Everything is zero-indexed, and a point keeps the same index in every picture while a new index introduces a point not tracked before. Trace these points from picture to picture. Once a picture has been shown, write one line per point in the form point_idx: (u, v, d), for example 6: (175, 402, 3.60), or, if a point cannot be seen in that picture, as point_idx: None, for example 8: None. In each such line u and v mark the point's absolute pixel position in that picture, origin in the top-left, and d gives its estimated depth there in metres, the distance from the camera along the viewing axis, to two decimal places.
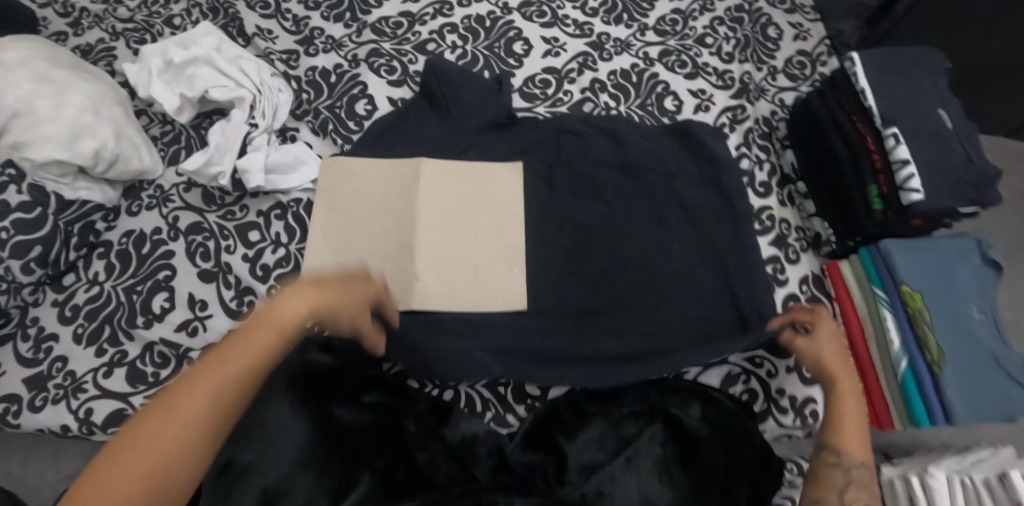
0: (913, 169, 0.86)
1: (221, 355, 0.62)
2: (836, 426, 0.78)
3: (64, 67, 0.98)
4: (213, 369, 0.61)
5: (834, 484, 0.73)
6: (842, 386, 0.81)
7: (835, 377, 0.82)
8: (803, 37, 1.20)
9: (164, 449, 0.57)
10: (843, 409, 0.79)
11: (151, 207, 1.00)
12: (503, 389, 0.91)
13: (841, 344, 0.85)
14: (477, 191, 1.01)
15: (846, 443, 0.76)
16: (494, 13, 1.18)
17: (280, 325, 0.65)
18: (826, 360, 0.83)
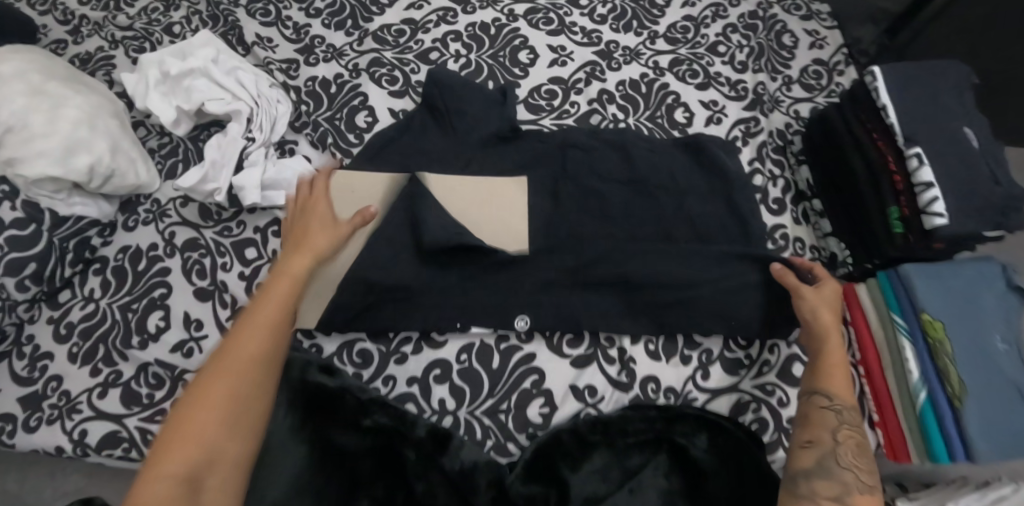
0: (936, 192, 0.82)
1: (244, 326, 0.72)
2: (828, 371, 0.80)
3: (60, 79, 0.96)
4: (237, 351, 0.70)
5: (827, 426, 0.76)
6: (833, 332, 0.82)
7: (828, 324, 0.83)
8: (819, 45, 1.17)
9: (214, 434, 0.66)
10: (835, 355, 0.81)
11: (147, 223, 0.98)
12: (503, 416, 0.86)
13: (832, 294, 0.85)
14: (480, 206, 0.97)
15: (838, 387, 0.79)
16: (500, 20, 1.15)
17: (282, 298, 0.74)
18: (819, 309, 0.83)
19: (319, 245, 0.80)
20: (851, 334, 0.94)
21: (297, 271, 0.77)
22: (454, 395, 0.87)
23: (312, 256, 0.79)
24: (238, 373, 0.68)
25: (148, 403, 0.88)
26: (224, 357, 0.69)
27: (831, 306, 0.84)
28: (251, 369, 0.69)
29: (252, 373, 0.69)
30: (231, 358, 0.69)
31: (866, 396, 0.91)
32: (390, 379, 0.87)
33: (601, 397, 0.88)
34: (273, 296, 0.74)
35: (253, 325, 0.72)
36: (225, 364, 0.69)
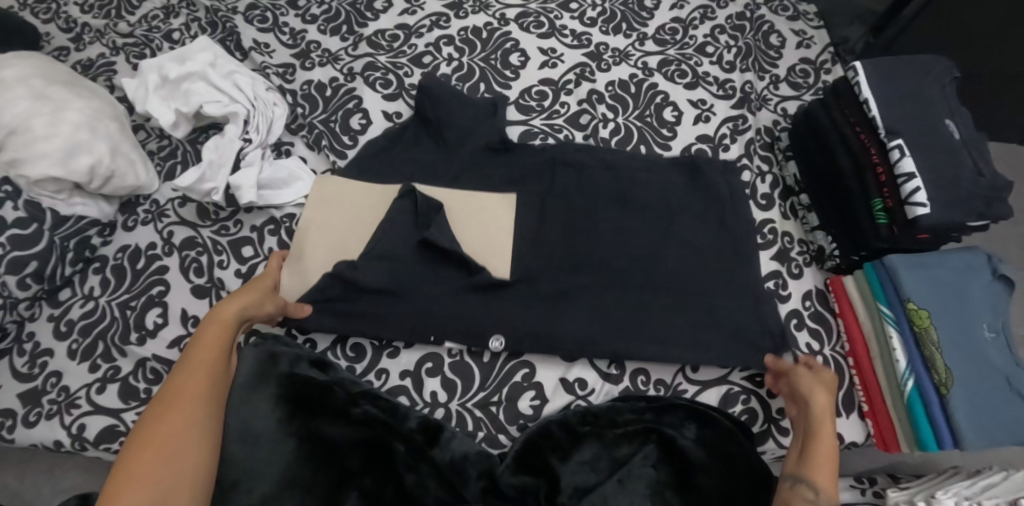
0: (918, 183, 0.83)
1: (186, 361, 0.75)
2: (818, 459, 0.74)
3: (62, 84, 0.99)
4: (182, 399, 0.71)
5: None
6: (826, 419, 0.77)
7: (823, 407, 0.78)
8: (806, 45, 1.21)
9: (166, 455, 0.67)
10: (824, 440, 0.75)
11: (146, 222, 1.01)
12: (495, 408, 0.86)
13: (830, 388, 0.81)
14: (465, 217, 0.97)
15: (827, 478, 0.72)
16: (492, 25, 1.18)
17: (218, 345, 0.77)
18: (816, 388, 0.80)
19: (256, 293, 0.83)
20: (840, 326, 0.94)
21: (231, 317, 0.80)
22: (446, 388, 0.87)
23: (247, 298, 0.81)
24: (186, 422, 0.70)
25: (145, 397, 0.89)
26: (168, 408, 0.70)
27: (828, 387, 0.81)
28: (197, 414, 0.71)
29: (199, 420, 0.71)
30: (177, 408, 0.71)
31: (855, 387, 0.91)
32: (383, 372, 0.88)
33: (592, 389, 0.88)
34: (208, 344, 0.77)
35: (194, 375, 0.74)
36: (170, 414, 0.70)
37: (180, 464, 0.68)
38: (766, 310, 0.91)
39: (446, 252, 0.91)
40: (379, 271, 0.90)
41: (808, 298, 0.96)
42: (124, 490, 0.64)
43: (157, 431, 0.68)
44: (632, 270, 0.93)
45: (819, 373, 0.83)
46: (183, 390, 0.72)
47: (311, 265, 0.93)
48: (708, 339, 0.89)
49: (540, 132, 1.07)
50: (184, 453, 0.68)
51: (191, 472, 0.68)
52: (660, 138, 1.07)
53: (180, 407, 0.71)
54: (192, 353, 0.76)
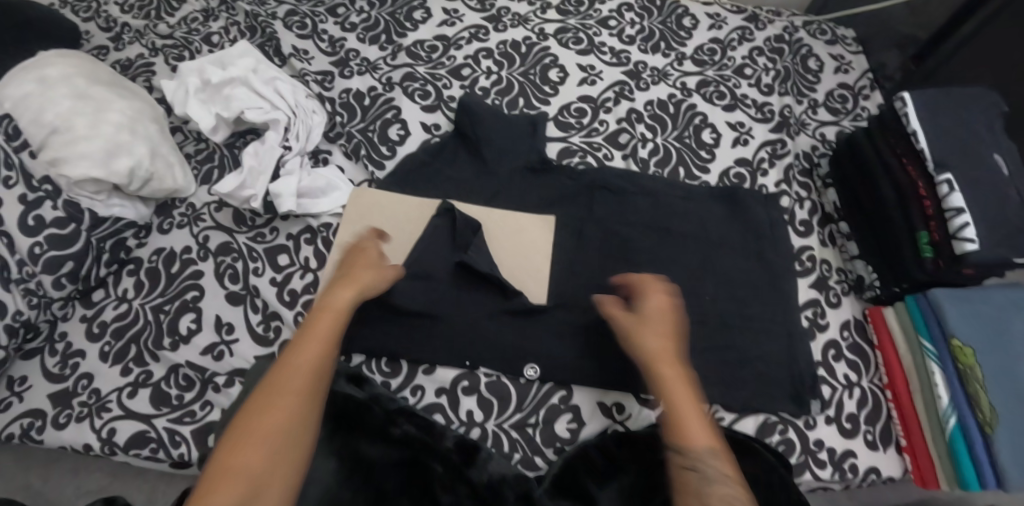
0: (967, 218, 0.82)
1: (295, 351, 0.73)
2: (672, 413, 0.72)
3: (104, 85, 0.99)
4: (285, 388, 0.70)
5: (689, 488, 0.67)
6: (660, 365, 0.76)
7: (658, 355, 0.76)
8: (844, 70, 1.20)
9: (265, 450, 0.65)
10: (666, 392, 0.73)
11: (182, 226, 1.00)
12: (531, 430, 0.84)
13: (654, 326, 0.79)
14: (502, 238, 0.96)
15: (688, 431, 0.70)
16: (531, 39, 1.18)
17: (327, 335, 0.76)
18: (644, 338, 0.78)
19: (367, 280, 0.82)
20: (878, 358, 0.94)
21: (343, 306, 0.79)
22: (482, 407, 0.85)
23: (358, 289, 0.81)
24: (285, 413, 0.68)
25: (177, 404, 0.88)
26: (272, 395, 0.69)
27: (653, 329, 0.79)
28: (297, 405, 0.69)
29: (299, 410, 0.69)
30: (279, 396, 0.69)
31: (893, 420, 0.90)
32: (419, 388, 0.86)
33: (630, 414, 0.86)
34: (317, 332, 0.76)
35: (298, 362, 0.72)
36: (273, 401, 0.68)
37: (278, 460, 0.66)
38: (800, 347, 0.92)
39: (483, 276, 0.90)
40: (415, 290, 0.90)
41: (846, 329, 0.95)
42: (220, 476, 0.63)
43: (261, 423, 0.67)
44: None
45: (641, 318, 0.80)
46: (289, 376, 0.71)
47: None
48: (743, 371, 0.89)
49: (579, 150, 1.06)
50: (278, 444, 0.67)
51: (283, 464, 0.66)
52: (698, 160, 1.07)
53: (282, 396, 0.69)
54: (300, 339, 0.75)
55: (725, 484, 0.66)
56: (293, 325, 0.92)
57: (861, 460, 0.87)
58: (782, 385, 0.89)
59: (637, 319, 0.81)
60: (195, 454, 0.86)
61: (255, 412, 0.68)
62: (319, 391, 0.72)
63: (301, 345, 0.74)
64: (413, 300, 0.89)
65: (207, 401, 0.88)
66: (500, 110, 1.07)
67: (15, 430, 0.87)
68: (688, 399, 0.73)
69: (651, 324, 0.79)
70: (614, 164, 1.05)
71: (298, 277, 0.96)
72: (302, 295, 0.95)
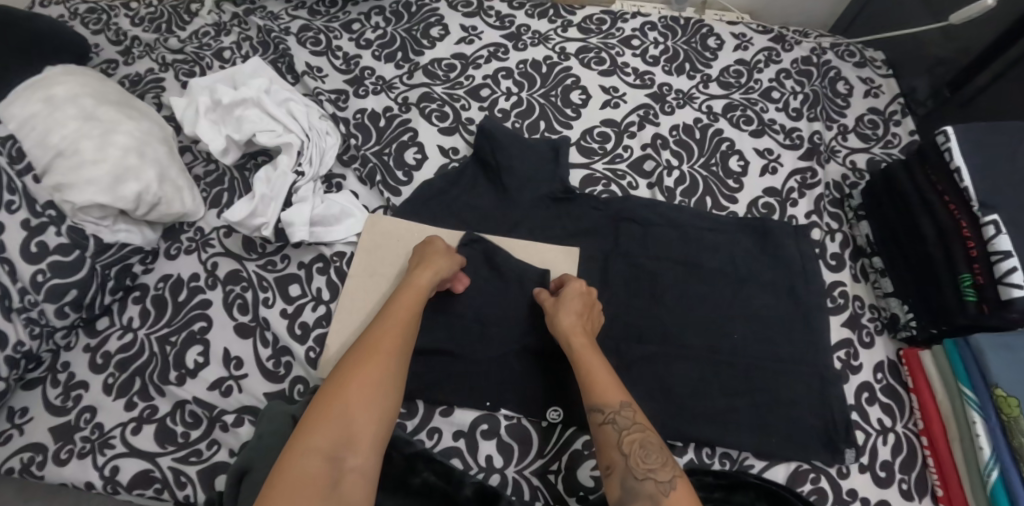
0: (1015, 262, 0.78)
1: (393, 315, 0.76)
2: (588, 376, 0.75)
3: (112, 105, 0.95)
4: (381, 349, 0.71)
5: (610, 443, 0.70)
6: (576, 337, 0.78)
7: (576, 329, 0.79)
8: (874, 94, 1.17)
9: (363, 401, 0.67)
10: (585, 361, 0.76)
11: (189, 252, 0.97)
12: (553, 477, 0.80)
13: (580, 304, 0.82)
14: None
15: (603, 390, 0.73)
16: (552, 58, 1.14)
17: (414, 308, 0.78)
18: (558, 314, 0.81)
19: (443, 263, 0.83)
20: (913, 402, 0.90)
21: (426, 284, 0.81)
22: (502, 452, 0.82)
23: (443, 271, 0.83)
24: (379, 373, 0.70)
25: (182, 442, 0.84)
26: (366, 355, 0.71)
27: (570, 304, 0.82)
28: (391, 366, 0.71)
29: (390, 374, 0.71)
30: (376, 354, 0.71)
31: (929, 468, 0.86)
32: (435, 431, 0.82)
33: None
34: (404, 305, 0.77)
35: (388, 330, 0.74)
36: (368, 362, 0.70)
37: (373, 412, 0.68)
38: (834, 390, 0.88)
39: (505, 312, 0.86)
40: (438, 328, 0.87)
41: (879, 371, 0.92)
42: (319, 424, 0.65)
43: (361, 375, 0.69)
44: (697, 342, 0.89)
45: (557, 297, 0.83)
46: (380, 343, 0.72)
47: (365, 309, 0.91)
48: (775, 418, 0.86)
49: (602, 177, 1.02)
50: (370, 402, 0.68)
51: (373, 419, 0.67)
52: (726, 190, 1.03)
53: (376, 358, 0.71)
54: (389, 309, 0.77)
55: (639, 431, 0.70)
56: (305, 360, 0.89)
57: None
58: (815, 432, 0.85)
59: (553, 301, 0.83)
60: (200, 496, 0.82)
61: (351, 370, 0.69)
62: (406, 360, 0.74)
63: (396, 311, 0.76)
64: (432, 339, 0.86)
65: (214, 440, 0.84)
66: (521, 134, 1.03)
67: (15, 464, 0.83)
68: (603, 364, 0.76)
69: (570, 300, 0.82)
70: (639, 193, 1.01)
71: (310, 308, 0.92)
72: (313, 328, 0.91)
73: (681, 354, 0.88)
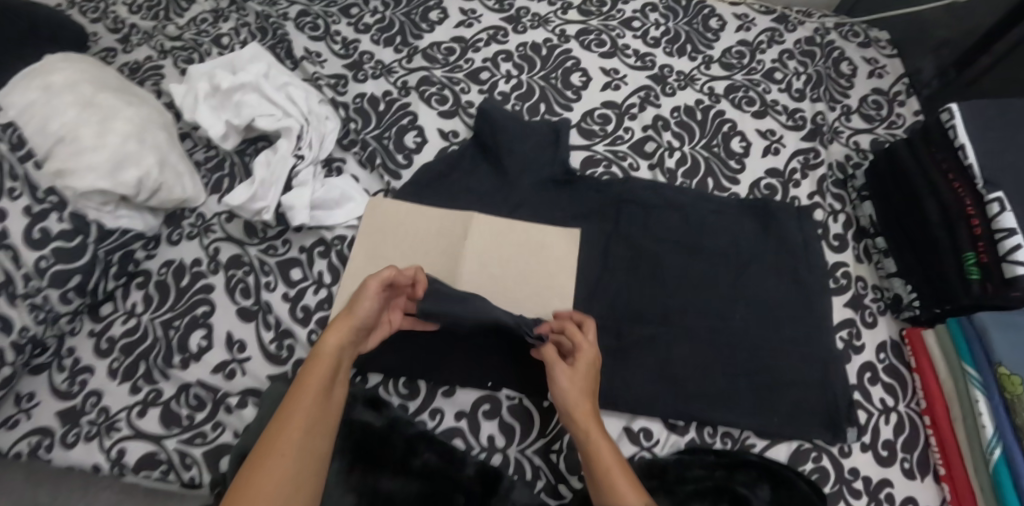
0: (1020, 239, 0.78)
1: (308, 374, 0.69)
2: (606, 472, 0.67)
3: (111, 92, 0.95)
4: (294, 420, 0.66)
5: None
6: (592, 424, 0.71)
7: (588, 415, 0.72)
8: (878, 74, 1.16)
9: (280, 482, 0.62)
10: (604, 456, 0.68)
11: (191, 237, 0.97)
12: (555, 457, 0.80)
13: (591, 380, 0.75)
14: (527, 253, 0.92)
15: (620, 491, 0.65)
16: (552, 41, 1.13)
17: (320, 386, 0.68)
18: (571, 395, 0.73)
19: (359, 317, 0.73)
20: (915, 381, 0.90)
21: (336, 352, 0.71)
22: (503, 432, 0.82)
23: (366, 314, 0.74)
24: (274, 486, 0.62)
25: (187, 425, 0.85)
26: (258, 466, 0.63)
27: (584, 384, 0.74)
28: (307, 434, 0.66)
29: (290, 478, 0.63)
30: (289, 426, 0.65)
31: (932, 448, 0.86)
32: (437, 412, 0.83)
33: (657, 440, 0.83)
34: (309, 385, 0.68)
35: (287, 425, 0.65)
36: (263, 467, 0.62)
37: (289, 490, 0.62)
38: (836, 370, 0.87)
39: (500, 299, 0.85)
40: None
41: (882, 351, 0.91)
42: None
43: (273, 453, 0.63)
44: (698, 323, 0.89)
45: (569, 371, 0.75)
46: (275, 446, 0.64)
47: None
48: (776, 399, 0.85)
49: (603, 159, 1.02)
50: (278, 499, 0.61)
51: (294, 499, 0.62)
52: (727, 171, 1.02)
53: (269, 465, 0.63)
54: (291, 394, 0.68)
55: None
56: (307, 343, 0.89)
57: (897, 489, 0.83)
58: (817, 412, 0.85)
59: (563, 372, 0.75)
60: (206, 477, 0.83)
61: (242, 487, 0.61)
62: (315, 450, 0.66)
63: (311, 368, 0.70)
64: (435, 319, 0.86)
65: (218, 422, 0.85)
66: (521, 117, 1.03)
67: (22, 448, 0.84)
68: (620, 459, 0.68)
69: (585, 374, 0.75)
70: (640, 174, 1.01)
71: (311, 292, 0.92)
72: (315, 311, 0.91)
73: (683, 334, 0.88)
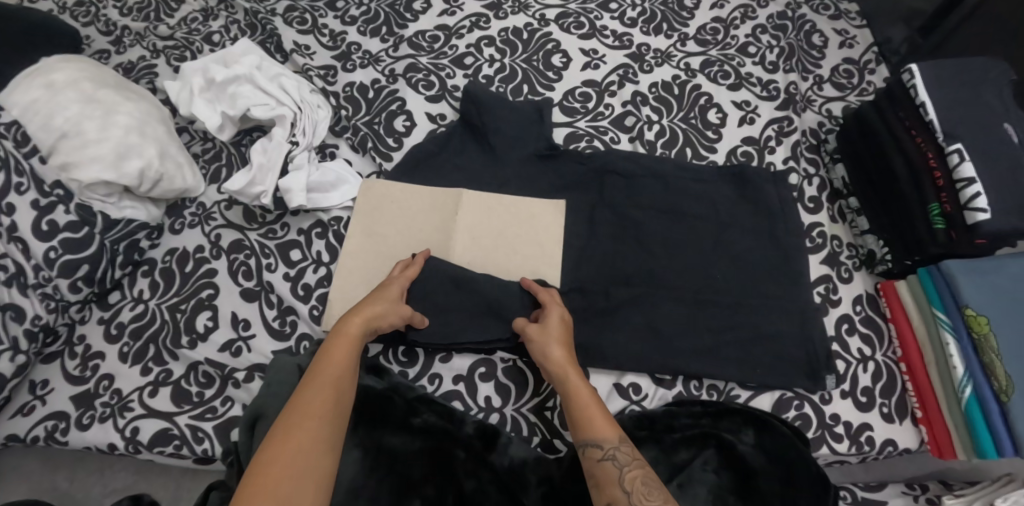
0: (979, 187, 0.82)
1: (330, 351, 0.75)
2: (582, 411, 0.73)
3: (110, 87, 0.98)
4: (320, 388, 0.71)
5: (612, 479, 0.67)
6: (566, 366, 0.76)
7: (564, 361, 0.77)
8: (849, 44, 1.20)
9: (308, 440, 0.67)
10: (579, 396, 0.74)
11: (193, 225, 1.01)
12: (550, 414, 0.85)
13: (565, 334, 0.81)
14: (516, 225, 0.96)
15: (596, 427, 0.71)
16: (532, 25, 1.18)
17: (344, 361, 0.75)
18: (546, 346, 0.78)
19: (381, 308, 0.81)
20: (891, 331, 0.93)
21: (356, 333, 0.78)
22: (500, 393, 0.86)
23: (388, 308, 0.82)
24: (300, 447, 0.66)
25: (198, 401, 0.89)
26: (290, 426, 0.67)
27: (558, 336, 0.80)
28: (333, 399, 0.71)
29: (317, 436, 0.68)
30: (314, 393, 0.71)
31: (908, 392, 0.89)
32: (436, 377, 0.87)
33: (646, 394, 0.88)
34: (332, 360, 0.74)
35: (312, 395, 0.71)
36: (292, 429, 0.67)
37: (318, 446, 0.67)
38: (814, 322, 0.92)
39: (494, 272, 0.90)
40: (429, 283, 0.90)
41: (858, 303, 0.95)
42: (267, 472, 0.64)
43: (300, 415, 0.68)
44: (682, 283, 0.93)
45: (542, 325, 0.81)
46: (303, 412, 0.69)
47: (363, 271, 0.95)
48: (759, 352, 0.90)
49: (585, 134, 1.06)
50: (309, 454, 0.66)
51: (321, 456, 0.67)
52: (705, 140, 1.07)
53: (301, 426, 0.68)
54: (316, 366, 0.74)
55: (641, 471, 0.68)
56: (309, 319, 0.93)
57: (877, 432, 0.87)
58: (799, 364, 0.89)
59: (538, 328, 0.81)
60: (218, 449, 0.87)
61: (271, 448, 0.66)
62: (339, 415, 0.71)
63: (334, 345, 0.76)
64: (429, 287, 0.89)
65: (227, 397, 0.89)
66: (505, 97, 1.07)
67: (40, 433, 0.88)
68: (595, 398, 0.74)
69: (557, 327, 0.81)
70: (621, 147, 1.05)
71: (311, 271, 0.96)
72: (315, 289, 0.95)
73: (668, 294, 0.92)
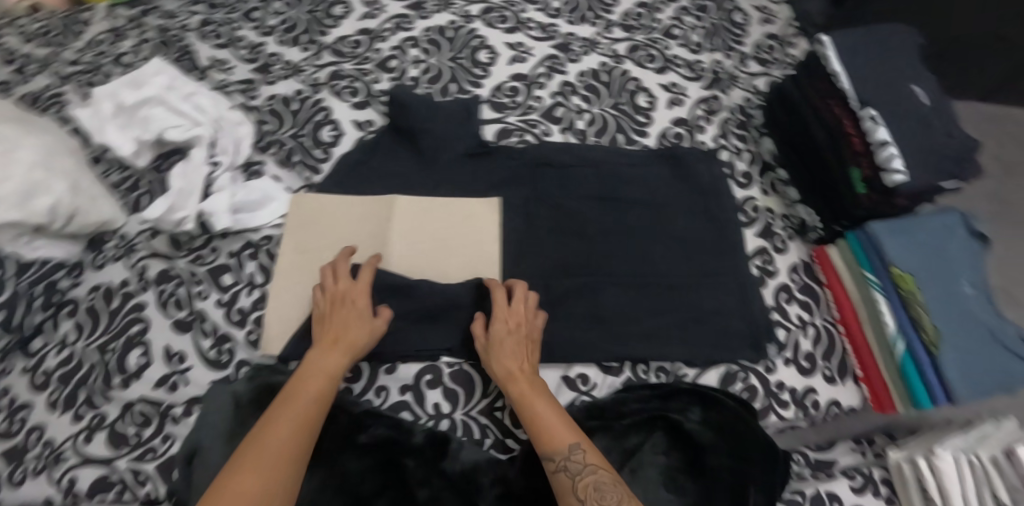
0: (893, 149, 0.85)
1: (303, 377, 0.77)
2: (535, 424, 0.75)
3: (10, 120, 0.91)
4: (287, 413, 0.73)
5: (567, 488, 0.71)
6: (518, 380, 0.79)
7: (512, 374, 0.80)
8: (769, 20, 1.23)
9: (268, 463, 0.68)
10: (531, 409, 0.77)
11: (117, 258, 0.96)
12: (500, 414, 0.84)
13: (519, 343, 0.83)
14: (453, 226, 0.95)
15: (551, 439, 0.74)
16: (456, 23, 1.16)
17: (320, 387, 0.76)
18: (495, 360, 0.81)
19: (359, 333, 0.82)
20: (827, 295, 0.96)
21: (334, 358, 0.79)
22: (448, 398, 0.84)
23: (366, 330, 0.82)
24: (258, 471, 0.68)
25: (136, 442, 0.85)
26: (255, 449, 0.69)
27: (509, 348, 0.82)
28: (298, 424, 0.72)
29: (277, 461, 0.69)
30: (282, 417, 0.73)
31: (848, 354, 0.92)
32: (383, 389, 0.85)
33: (594, 384, 0.87)
34: (307, 385, 0.76)
35: (279, 420, 0.72)
36: (255, 454, 0.69)
37: (278, 472, 0.68)
38: (754, 294, 0.93)
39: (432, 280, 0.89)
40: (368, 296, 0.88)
41: (794, 271, 0.97)
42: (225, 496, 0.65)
43: (267, 440, 0.70)
44: (623, 269, 0.94)
45: (489, 339, 0.83)
46: (267, 437, 0.70)
47: (302, 288, 0.93)
48: (704, 330, 0.91)
49: (516, 129, 1.05)
50: (267, 478, 0.68)
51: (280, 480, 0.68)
52: (635, 125, 1.07)
53: (267, 449, 0.70)
54: (288, 391, 0.76)
55: (595, 477, 0.70)
56: (246, 344, 0.90)
57: (821, 394, 0.89)
58: (745, 337, 0.90)
59: (487, 342, 0.83)
60: (162, 491, 0.83)
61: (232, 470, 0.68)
62: (304, 440, 0.72)
63: (309, 370, 0.78)
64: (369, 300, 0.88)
65: (167, 435, 0.85)
66: (433, 98, 1.05)
67: None
68: (549, 409, 0.76)
69: (508, 339, 0.82)
70: (553, 139, 1.05)
71: (245, 294, 0.93)
72: (251, 312, 0.92)
73: (611, 281, 0.93)
